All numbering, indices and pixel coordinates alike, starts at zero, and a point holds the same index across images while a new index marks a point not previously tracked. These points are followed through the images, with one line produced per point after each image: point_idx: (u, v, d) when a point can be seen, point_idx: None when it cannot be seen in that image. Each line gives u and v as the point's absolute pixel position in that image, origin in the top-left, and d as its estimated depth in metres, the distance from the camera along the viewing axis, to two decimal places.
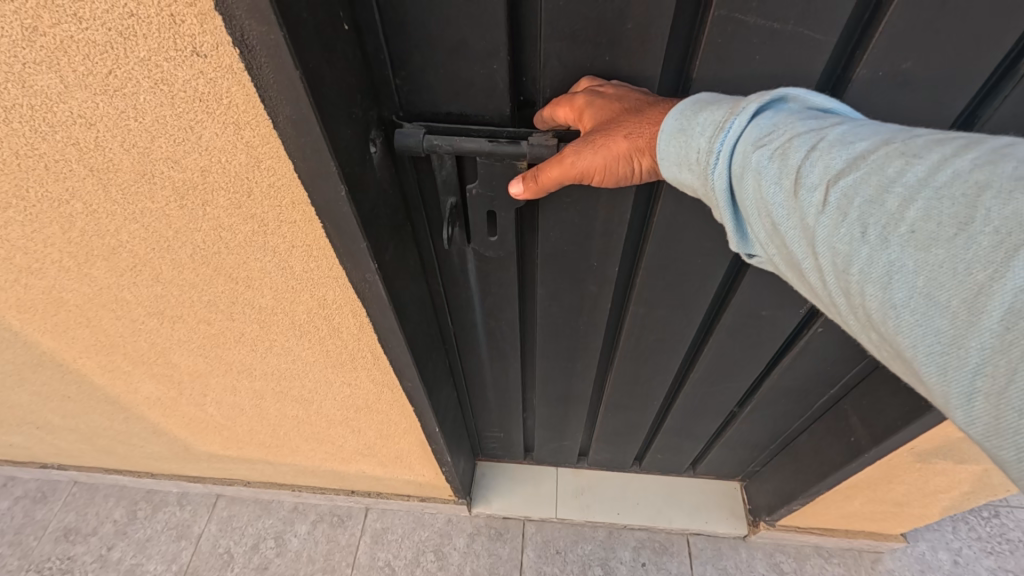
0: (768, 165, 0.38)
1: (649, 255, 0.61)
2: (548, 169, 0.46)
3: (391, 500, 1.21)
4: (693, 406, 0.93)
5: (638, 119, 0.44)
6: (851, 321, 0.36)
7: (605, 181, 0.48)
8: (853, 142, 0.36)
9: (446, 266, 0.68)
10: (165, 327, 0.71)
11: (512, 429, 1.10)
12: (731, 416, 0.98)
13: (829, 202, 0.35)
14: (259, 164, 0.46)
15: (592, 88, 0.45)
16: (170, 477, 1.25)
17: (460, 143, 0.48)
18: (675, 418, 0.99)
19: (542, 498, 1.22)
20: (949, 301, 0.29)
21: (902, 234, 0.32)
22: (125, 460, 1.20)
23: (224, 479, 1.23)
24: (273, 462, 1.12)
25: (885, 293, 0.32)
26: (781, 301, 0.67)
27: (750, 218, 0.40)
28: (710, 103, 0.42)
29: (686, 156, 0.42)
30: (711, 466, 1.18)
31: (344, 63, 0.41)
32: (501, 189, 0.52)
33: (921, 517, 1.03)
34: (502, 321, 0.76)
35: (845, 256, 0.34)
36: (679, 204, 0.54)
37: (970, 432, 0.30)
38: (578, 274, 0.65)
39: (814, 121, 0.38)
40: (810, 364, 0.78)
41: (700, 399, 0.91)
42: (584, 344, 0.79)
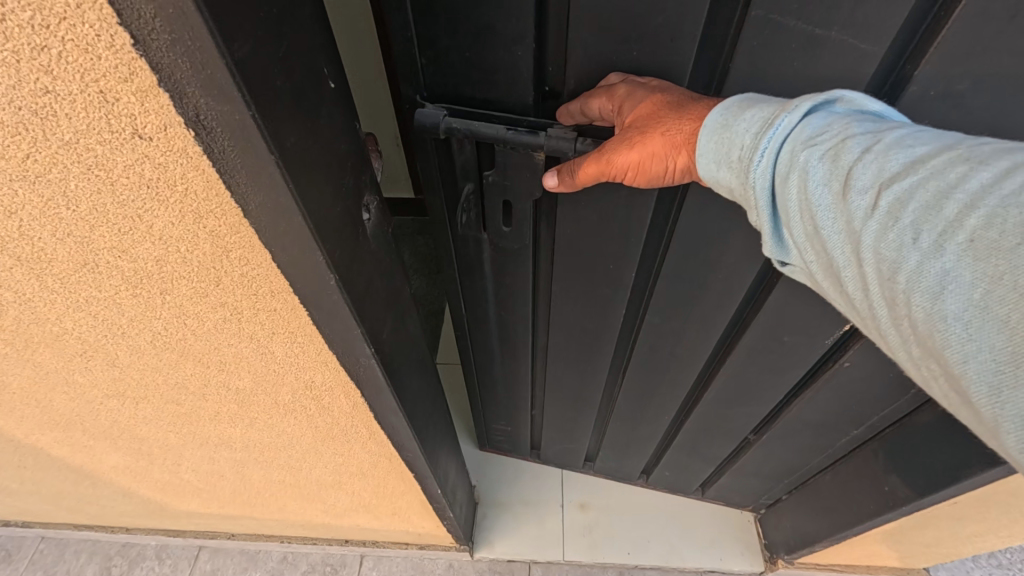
0: (817, 165, 0.36)
1: (668, 267, 0.59)
2: (584, 167, 0.45)
3: (387, 549, 1.14)
4: (706, 430, 0.91)
5: (678, 115, 0.41)
6: (894, 336, 0.34)
7: (637, 180, 0.46)
8: (912, 147, 0.34)
9: (460, 253, 0.64)
10: (128, 408, 0.67)
11: (521, 424, 1.06)
12: (746, 442, 0.95)
13: (879, 206, 0.33)
14: (228, 254, 0.40)
15: (630, 80, 0.43)
16: (147, 531, 1.17)
17: (478, 128, 0.47)
18: (687, 440, 0.96)
19: (549, 538, 1.16)
20: (1008, 315, 0.27)
21: (959, 240, 0.30)
22: (95, 518, 1.12)
23: (207, 532, 1.16)
24: (257, 518, 1.05)
25: (935, 304, 0.30)
26: (805, 328, 0.64)
27: (790, 223, 0.38)
28: (756, 101, 0.41)
29: (725, 156, 0.40)
30: (720, 492, 1.14)
31: (331, 134, 0.38)
32: (517, 178, 0.51)
33: (948, 555, 0.99)
34: (515, 315, 0.73)
35: (892, 263, 0.32)
36: (704, 212, 0.52)
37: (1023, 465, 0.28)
38: (591, 278, 0.63)
39: (871, 125, 0.37)
40: (832, 399, 0.76)
41: (715, 421, 0.88)
42: (597, 351, 0.77)
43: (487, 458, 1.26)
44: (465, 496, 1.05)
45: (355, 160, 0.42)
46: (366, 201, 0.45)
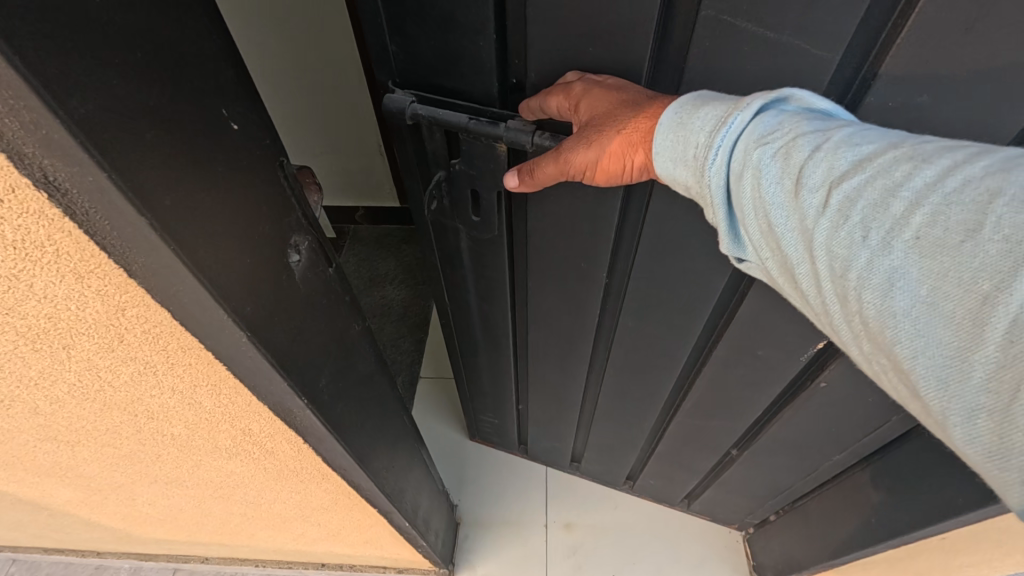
0: (770, 164, 0.38)
1: (639, 268, 0.61)
2: (543, 166, 0.48)
3: (364, 574, 1.12)
4: (687, 440, 0.91)
5: (633, 113, 0.43)
6: (845, 329, 0.36)
7: (597, 179, 0.48)
8: (860, 144, 0.35)
9: (440, 241, 0.68)
10: (65, 449, 0.64)
11: (507, 416, 1.08)
12: (728, 457, 0.95)
13: (830, 204, 0.35)
14: (125, 311, 0.38)
15: (587, 78, 0.45)
16: (119, 554, 1.13)
17: (440, 115, 0.50)
18: (670, 451, 0.96)
19: (534, 559, 1.15)
20: (953, 311, 0.30)
21: (907, 238, 0.32)
22: (64, 543, 1.08)
23: (180, 556, 1.13)
24: (229, 544, 1.03)
25: (885, 300, 0.32)
26: (778, 343, 0.65)
27: (745, 221, 0.40)
28: (709, 98, 0.42)
29: (682, 155, 0.42)
30: (706, 507, 1.14)
31: (234, 182, 0.36)
32: (483, 170, 0.54)
33: None
34: (494, 309, 0.76)
35: (844, 260, 0.34)
36: (669, 213, 0.53)
37: (965, 448, 0.31)
38: (564, 273, 0.65)
39: (819, 121, 0.38)
40: (810, 417, 0.76)
41: (694, 432, 0.88)
42: (574, 351, 0.78)
43: (464, 481, 1.26)
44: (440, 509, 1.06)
45: (271, 205, 0.40)
46: (292, 237, 0.44)
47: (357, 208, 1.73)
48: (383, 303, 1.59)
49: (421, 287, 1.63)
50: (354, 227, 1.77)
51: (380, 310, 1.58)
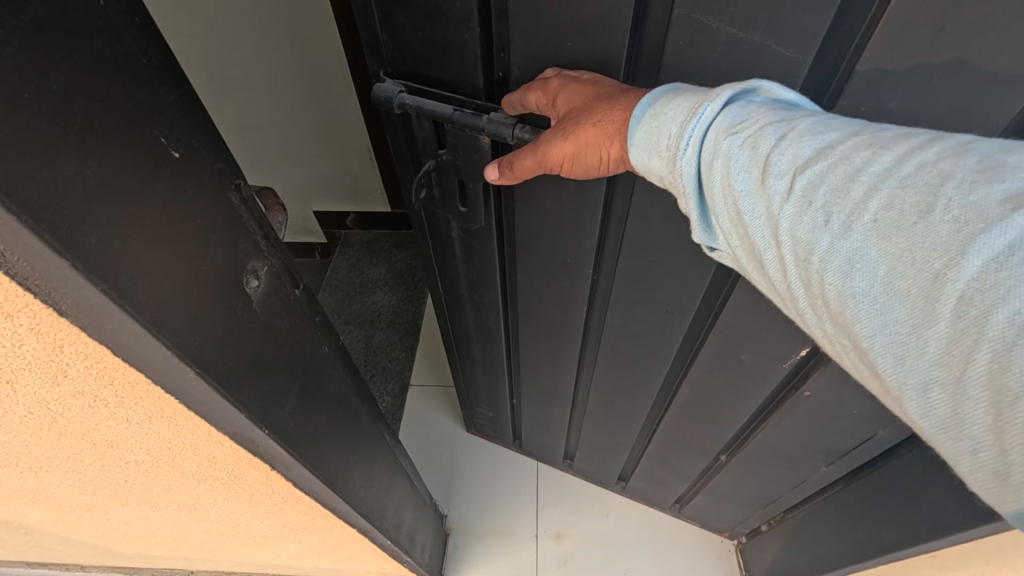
0: (737, 153, 0.39)
1: (623, 263, 0.63)
2: (522, 159, 0.49)
3: None
4: (676, 443, 0.92)
5: (609, 106, 0.45)
6: (810, 312, 0.37)
7: (575, 172, 0.49)
8: (822, 133, 0.37)
9: (433, 229, 0.71)
10: (16, 479, 0.58)
11: (501, 409, 1.11)
12: (718, 462, 0.96)
13: (794, 190, 0.36)
14: (62, 347, 0.33)
15: (564, 73, 0.47)
16: (100, 568, 1.11)
17: (426, 105, 0.53)
18: (658, 452, 0.98)
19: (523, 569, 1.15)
20: (908, 289, 0.31)
21: (865, 220, 0.33)
22: (45, 557, 1.06)
23: (165, 569, 1.11)
24: (213, 559, 1.01)
25: (846, 281, 0.33)
26: (762, 348, 0.65)
27: (716, 209, 0.42)
28: (681, 92, 0.44)
29: (655, 146, 0.44)
30: (697, 512, 1.15)
31: (172, 214, 0.34)
32: (466, 159, 0.57)
33: None
34: (487, 300, 0.78)
35: (807, 244, 0.35)
36: (650, 209, 0.55)
37: (920, 423, 0.32)
38: (551, 265, 0.67)
39: (784, 112, 0.39)
40: (796, 426, 0.76)
41: (682, 434, 0.89)
42: (564, 344, 0.80)
43: (452, 495, 1.25)
44: (431, 516, 1.08)
45: (221, 236, 0.38)
46: (250, 264, 0.41)
47: (349, 213, 1.79)
48: (374, 309, 1.63)
49: (411, 291, 1.67)
50: (346, 233, 1.84)
51: (371, 315, 1.62)
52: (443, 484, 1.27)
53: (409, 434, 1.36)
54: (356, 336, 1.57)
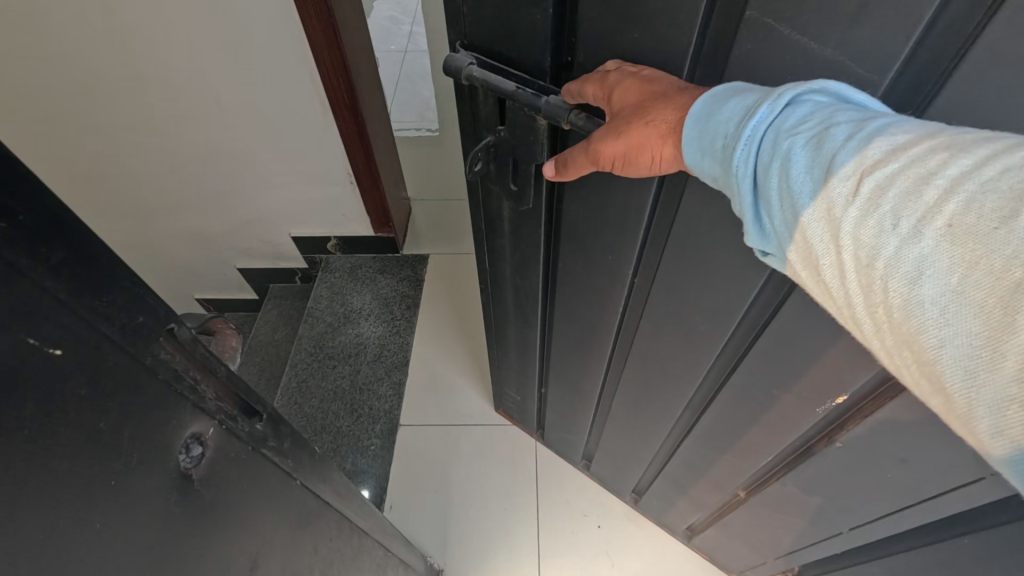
0: (799, 153, 0.37)
1: (662, 270, 0.64)
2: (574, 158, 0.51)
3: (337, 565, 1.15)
4: (695, 467, 0.94)
5: (663, 104, 0.45)
6: (868, 323, 0.35)
7: (627, 170, 0.50)
8: (894, 133, 0.34)
9: (488, 206, 0.78)
10: None
11: (529, 395, 1.22)
12: (735, 500, 0.97)
13: (860, 193, 0.34)
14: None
15: (624, 68, 0.48)
16: None
17: (491, 79, 0.57)
18: (676, 474, 1.02)
19: None
20: (984, 300, 0.29)
21: (939, 226, 0.31)
22: None
23: None
24: None
25: (914, 290, 0.31)
26: (790, 388, 0.64)
27: (770, 213, 0.40)
28: (738, 90, 0.43)
29: (709, 145, 0.43)
30: (706, 540, 1.21)
31: (56, 420, 0.30)
32: (522, 139, 0.61)
33: None
34: (528, 283, 0.86)
35: (872, 249, 0.33)
36: (695, 220, 0.55)
37: (991, 443, 0.30)
38: (594, 261, 0.71)
39: (852, 111, 0.37)
40: (817, 478, 0.75)
41: (700, 459, 0.91)
42: (594, 342, 0.86)
43: (450, 542, 1.38)
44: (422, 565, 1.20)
45: (131, 417, 0.35)
46: (182, 422, 0.40)
47: (329, 238, 1.77)
48: (359, 342, 1.69)
49: (397, 321, 1.73)
50: (326, 256, 1.83)
51: (357, 349, 1.68)
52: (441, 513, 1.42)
53: (395, 508, 1.42)
54: (342, 372, 1.64)
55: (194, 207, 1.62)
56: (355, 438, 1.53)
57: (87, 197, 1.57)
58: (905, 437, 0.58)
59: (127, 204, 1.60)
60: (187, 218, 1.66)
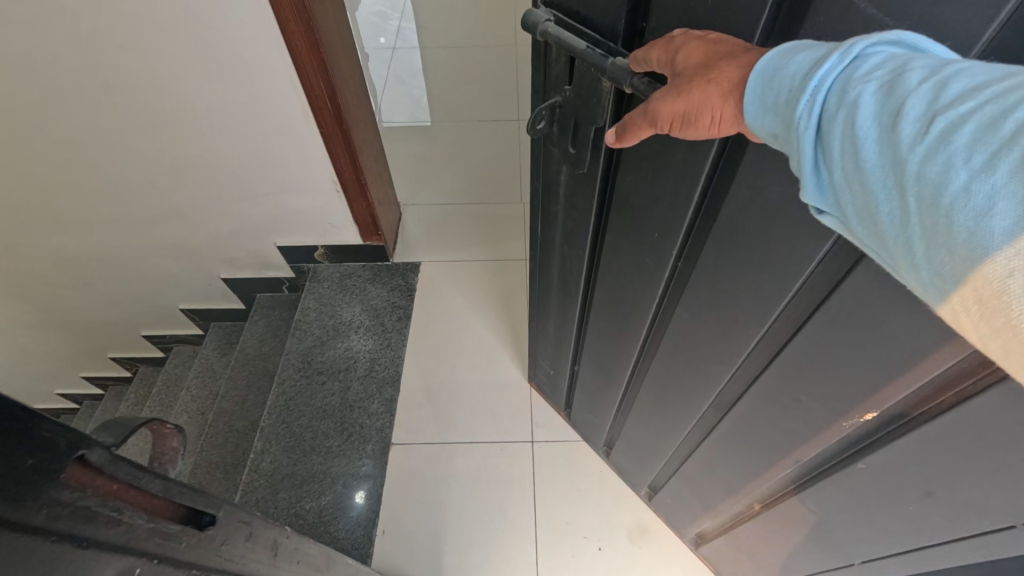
0: (868, 98, 0.34)
1: (707, 253, 0.66)
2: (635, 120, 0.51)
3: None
4: (711, 468, 0.95)
5: (726, 63, 0.45)
6: (932, 276, 0.31)
7: (688, 133, 0.49)
8: (978, 75, 0.31)
9: (548, 167, 0.87)
10: None
11: (561, 370, 1.32)
12: (748, 511, 0.98)
13: (929, 132, 0.31)
14: None
15: (690, 33, 0.49)
16: None
17: (564, 36, 0.62)
18: (693, 471, 1.02)
19: None
20: None
21: (1012, 155, 0.27)
22: None
23: None
24: None
25: (981, 227, 0.27)
26: (823, 399, 0.63)
27: (832, 166, 0.36)
28: (808, 46, 0.40)
29: (772, 100, 0.40)
30: (714, 550, 1.22)
31: None
32: (585, 101, 0.66)
33: None
34: (574, 247, 0.94)
35: (937, 186, 0.30)
36: (745, 206, 0.56)
37: None
38: (641, 236, 0.75)
39: (933, 59, 0.34)
40: (836, 502, 0.73)
41: (717, 461, 0.92)
42: (631, 322, 0.90)
43: (443, 567, 1.33)
44: None
45: None
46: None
47: (317, 247, 1.73)
48: (348, 356, 1.63)
49: (388, 335, 1.68)
50: (314, 266, 1.79)
51: (346, 363, 1.62)
52: (436, 533, 1.38)
53: (387, 534, 1.38)
54: (331, 390, 1.58)
55: (174, 217, 1.56)
56: (345, 461, 1.46)
57: (58, 211, 1.49)
58: (934, 465, 0.56)
59: (99, 217, 1.53)
60: (167, 230, 1.59)
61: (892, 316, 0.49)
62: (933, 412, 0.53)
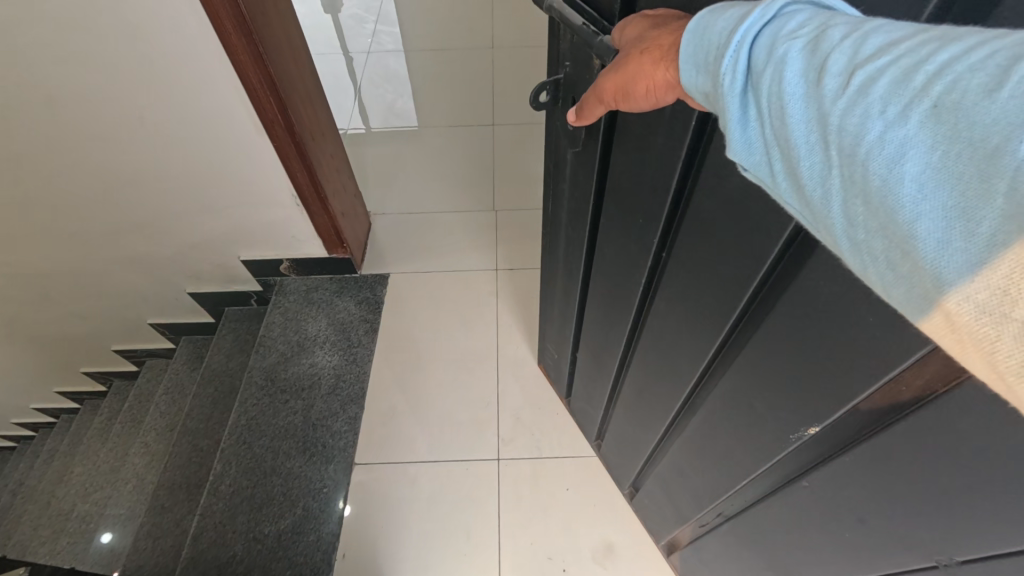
0: (795, 54, 0.34)
1: (683, 240, 0.69)
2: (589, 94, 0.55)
3: None
4: (682, 468, 0.98)
5: (656, 35, 0.48)
6: (849, 223, 0.31)
7: (632, 103, 0.52)
8: (893, 31, 0.31)
9: (557, 147, 0.92)
10: None
11: (564, 355, 1.37)
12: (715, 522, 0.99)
13: (850, 85, 0.30)
14: None
15: (643, 15, 0.53)
16: None
17: (567, 13, 0.66)
18: (668, 473, 1.05)
19: None
20: (964, 175, 0.25)
21: (923, 107, 0.27)
22: None
23: None
24: None
25: (893, 175, 0.28)
26: (776, 403, 0.65)
27: (761, 122, 0.36)
28: (736, 7, 0.40)
29: (704, 61, 0.40)
30: (683, 560, 1.24)
31: None
32: (584, 77, 0.70)
33: None
34: (575, 230, 0.99)
35: (855, 137, 0.30)
36: (715, 194, 0.59)
37: (967, 330, 0.26)
38: (630, 220, 0.78)
39: (852, 18, 0.34)
40: (786, 520, 0.75)
41: (688, 463, 0.95)
42: (621, 308, 0.94)
43: None
44: None
45: None
46: None
47: (282, 261, 1.71)
48: (312, 372, 1.60)
49: (354, 350, 1.66)
50: (281, 280, 1.77)
51: (310, 381, 1.59)
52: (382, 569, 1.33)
53: (347, 558, 1.33)
54: (294, 408, 1.54)
55: (134, 233, 1.52)
56: (307, 478, 1.43)
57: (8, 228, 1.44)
58: (869, 491, 0.58)
59: (50, 234, 1.47)
60: (121, 245, 1.54)
61: (834, 328, 0.51)
62: (865, 436, 0.55)
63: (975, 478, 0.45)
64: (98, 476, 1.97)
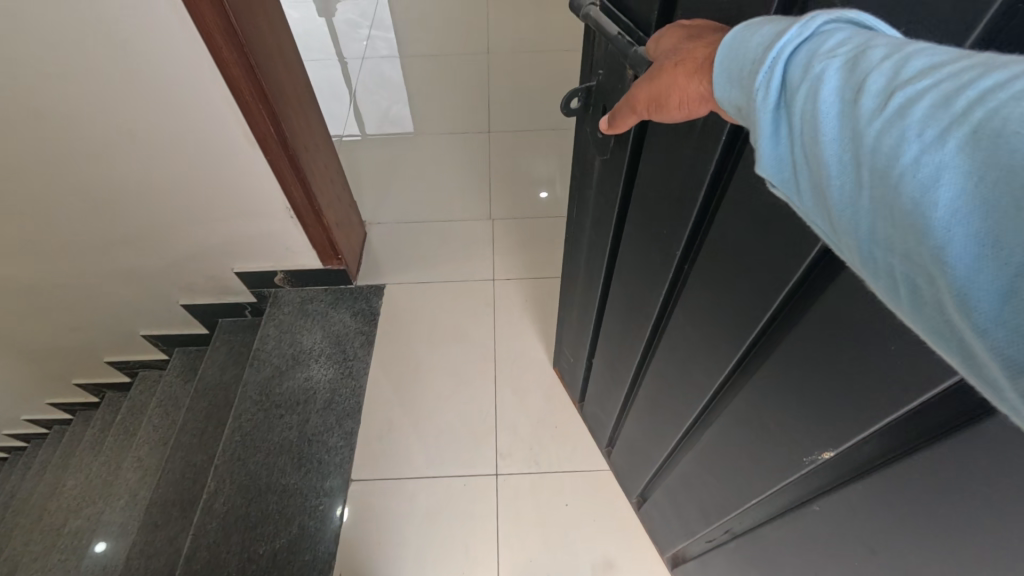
0: (830, 72, 0.32)
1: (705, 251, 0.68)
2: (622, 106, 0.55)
3: None
4: (689, 478, 0.96)
5: (691, 47, 0.47)
6: (879, 249, 0.30)
7: (666, 116, 0.51)
8: (938, 53, 0.29)
9: (586, 152, 0.91)
10: None
11: (579, 360, 1.35)
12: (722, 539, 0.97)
13: (888, 106, 0.29)
14: None
15: (679, 26, 0.52)
16: None
17: (603, 21, 0.65)
18: (676, 485, 1.03)
19: None
20: (998, 206, 0.23)
21: (963, 131, 0.25)
22: None
23: None
24: None
25: (925, 200, 0.26)
26: (790, 419, 0.63)
27: (791, 139, 0.35)
28: (774, 23, 0.39)
29: (738, 73, 0.39)
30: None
31: None
32: (616, 86, 0.69)
33: None
34: (598, 236, 0.98)
35: (890, 159, 0.28)
36: (741, 208, 0.58)
37: (993, 370, 0.24)
38: (655, 230, 0.77)
39: (895, 38, 0.32)
40: (795, 542, 0.73)
41: (696, 476, 0.93)
42: (639, 315, 0.92)
43: None
44: None
45: None
46: None
47: (276, 272, 1.68)
48: (307, 387, 1.58)
49: (349, 363, 1.64)
50: (275, 290, 1.74)
51: (305, 395, 1.56)
52: None
53: None
54: (289, 422, 1.51)
55: (132, 246, 1.50)
56: (303, 495, 1.39)
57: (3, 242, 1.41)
58: (883, 521, 0.56)
59: (46, 247, 1.45)
60: (118, 258, 1.52)
61: (855, 350, 0.49)
62: (882, 466, 0.53)
63: (996, 518, 0.43)
64: (92, 490, 1.94)
